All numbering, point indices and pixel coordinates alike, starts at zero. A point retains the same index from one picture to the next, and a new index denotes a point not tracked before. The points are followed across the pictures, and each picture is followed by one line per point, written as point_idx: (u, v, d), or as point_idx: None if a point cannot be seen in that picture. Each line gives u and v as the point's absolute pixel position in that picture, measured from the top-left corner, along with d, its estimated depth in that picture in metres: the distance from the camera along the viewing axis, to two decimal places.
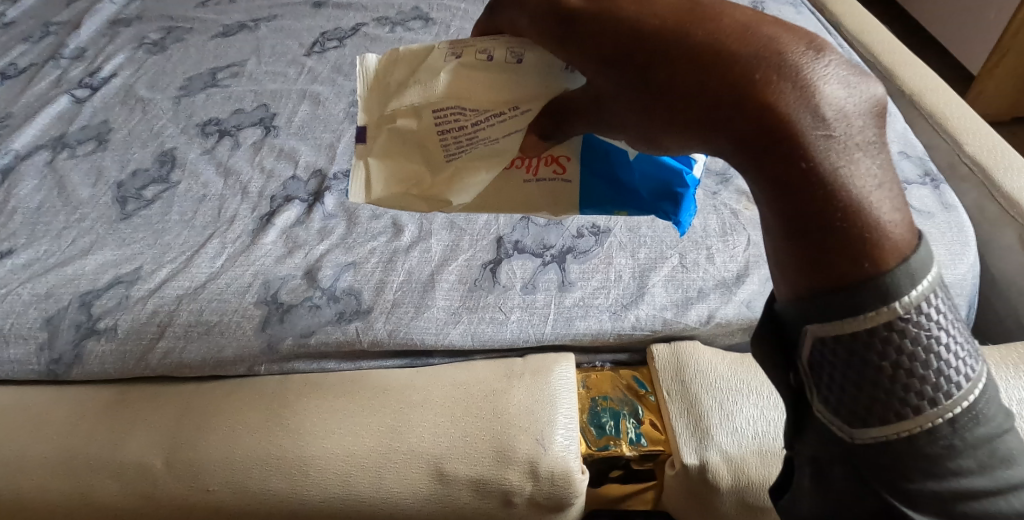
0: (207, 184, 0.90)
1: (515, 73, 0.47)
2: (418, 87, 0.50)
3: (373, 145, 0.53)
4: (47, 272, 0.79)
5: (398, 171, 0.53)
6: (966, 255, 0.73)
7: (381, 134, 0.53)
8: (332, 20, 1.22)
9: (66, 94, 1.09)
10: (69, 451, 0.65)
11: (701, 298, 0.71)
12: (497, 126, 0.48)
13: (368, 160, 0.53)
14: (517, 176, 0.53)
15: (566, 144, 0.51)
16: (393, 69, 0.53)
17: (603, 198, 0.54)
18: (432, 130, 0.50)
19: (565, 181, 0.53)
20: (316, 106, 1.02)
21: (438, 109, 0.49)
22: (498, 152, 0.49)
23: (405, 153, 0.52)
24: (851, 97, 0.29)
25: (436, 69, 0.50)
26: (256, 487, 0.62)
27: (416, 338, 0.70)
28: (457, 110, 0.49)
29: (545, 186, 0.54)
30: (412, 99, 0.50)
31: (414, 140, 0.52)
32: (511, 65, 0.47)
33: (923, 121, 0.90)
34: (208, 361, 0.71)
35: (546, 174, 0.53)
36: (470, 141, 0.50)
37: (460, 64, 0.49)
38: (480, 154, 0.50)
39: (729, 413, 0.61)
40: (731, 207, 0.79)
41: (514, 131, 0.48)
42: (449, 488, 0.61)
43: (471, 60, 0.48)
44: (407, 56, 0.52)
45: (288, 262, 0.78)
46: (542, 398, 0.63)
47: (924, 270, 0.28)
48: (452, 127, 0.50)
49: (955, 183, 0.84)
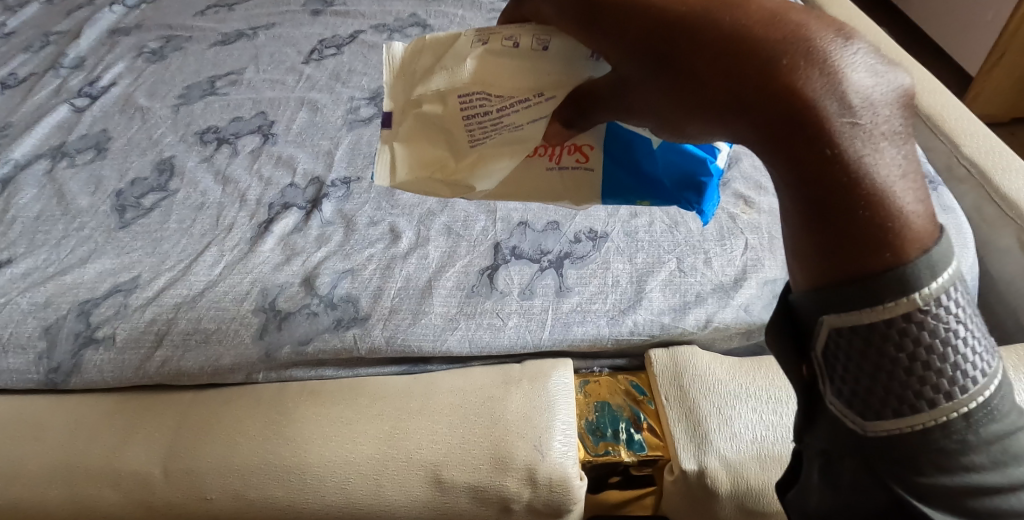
0: (206, 192, 0.90)
1: (541, 60, 0.47)
2: (444, 72, 0.50)
3: (399, 130, 0.53)
4: (47, 280, 0.80)
5: (424, 155, 0.53)
6: (965, 257, 0.72)
7: (407, 119, 0.52)
8: (330, 28, 1.22)
9: (66, 103, 1.10)
10: (67, 461, 0.65)
11: (699, 302, 0.70)
12: (522, 112, 0.48)
13: (393, 145, 0.53)
14: (539, 164, 0.53)
15: (590, 132, 0.51)
16: (419, 56, 0.53)
17: (624, 189, 0.54)
18: (458, 116, 0.50)
19: (587, 170, 0.53)
20: (314, 113, 1.02)
21: (464, 95, 0.50)
22: (522, 139, 0.49)
23: (430, 137, 0.52)
24: (879, 86, 0.28)
25: (462, 55, 0.50)
26: (254, 496, 0.62)
27: (413, 346, 0.70)
28: (482, 96, 0.49)
29: (568, 174, 0.54)
30: (438, 85, 0.50)
31: (439, 125, 0.51)
32: (538, 52, 0.47)
33: (920, 122, 0.90)
34: (205, 369, 0.71)
35: (569, 163, 0.53)
36: (495, 127, 0.50)
37: (486, 50, 0.49)
38: (504, 140, 0.50)
39: (728, 419, 0.61)
40: (729, 211, 0.78)
41: (537, 118, 0.48)
42: (447, 496, 0.61)
43: (497, 47, 0.48)
44: (433, 44, 0.53)
45: (286, 269, 0.78)
46: (539, 404, 0.63)
47: (946, 261, 0.28)
48: (477, 113, 0.50)
49: (953, 185, 0.84)
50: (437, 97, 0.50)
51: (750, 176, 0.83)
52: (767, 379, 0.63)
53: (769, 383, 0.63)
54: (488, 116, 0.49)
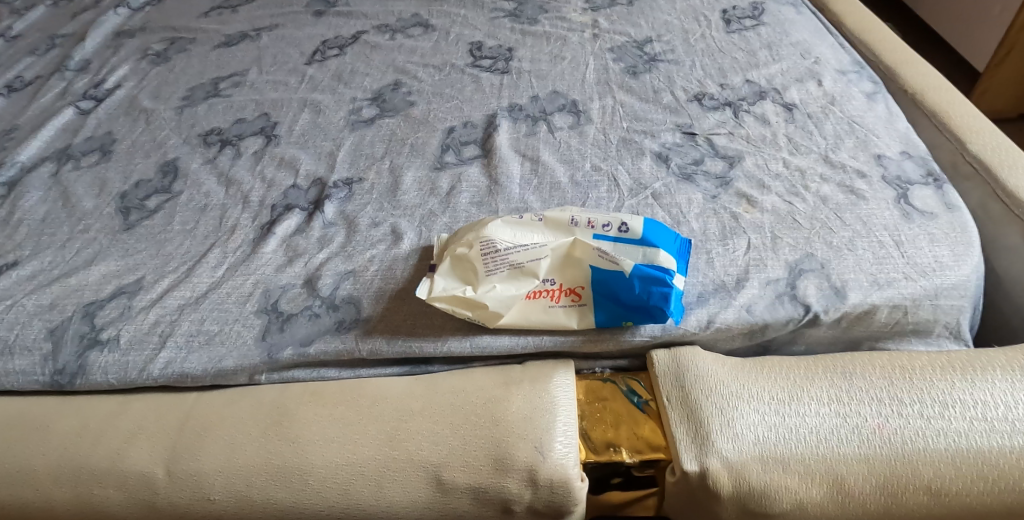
0: (209, 194, 0.90)
1: (538, 226, 0.69)
2: (473, 232, 0.70)
3: (440, 268, 0.69)
4: (53, 282, 0.80)
5: (456, 283, 0.68)
6: (970, 256, 0.71)
7: (446, 262, 0.69)
8: (333, 29, 1.22)
9: (71, 106, 1.11)
10: (72, 462, 0.65)
11: (701, 302, 0.69)
12: (524, 253, 0.67)
13: (435, 277, 0.69)
14: (542, 303, 0.67)
15: (575, 274, 0.66)
16: (457, 234, 0.73)
17: (615, 315, 0.66)
18: (479, 255, 0.67)
19: (581, 306, 0.67)
20: (316, 114, 1.02)
21: (483, 240, 0.68)
22: (523, 273, 0.66)
23: (461, 274, 0.68)
24: None
25: (485, 223, 0.70)
26: (257, 496, 0.62)
27: (415, 347, 0.70)
28: (493, 241, 0.67)
29: (565, 312, 0.67)
30: (469, 237, 0.70)
31: (467, 264, 0.68)
32: (536, 221, 0.69)
33: (926, 121, 0.90)
34: (208, 371, 0.71)
35: (566, 302, 0.67)
36: (501, 263, 0.67)
37: (502, 221, 0.70)
38: (507, 274, 0.67)
39: (730, 420, 0.61)
40: (732, 210, 0.77)
41: (536, 258, 0.66)
42: (448, 497, 0.61)
43: (510, 219, 0.71)
44: (466, 227, 0.73)
45: (288, 270, 0.78)
46: (541, 405, 0.63)
47: None
48: (491, 250, 0.67)
49: (958, 182, 0.83)
50: (467, 245, 0.69)
51: (753, 174, 0.82)
52: (768, 380, 0.63)
53: (771, 384, 0.63)
54: (496, 253, 0.67)
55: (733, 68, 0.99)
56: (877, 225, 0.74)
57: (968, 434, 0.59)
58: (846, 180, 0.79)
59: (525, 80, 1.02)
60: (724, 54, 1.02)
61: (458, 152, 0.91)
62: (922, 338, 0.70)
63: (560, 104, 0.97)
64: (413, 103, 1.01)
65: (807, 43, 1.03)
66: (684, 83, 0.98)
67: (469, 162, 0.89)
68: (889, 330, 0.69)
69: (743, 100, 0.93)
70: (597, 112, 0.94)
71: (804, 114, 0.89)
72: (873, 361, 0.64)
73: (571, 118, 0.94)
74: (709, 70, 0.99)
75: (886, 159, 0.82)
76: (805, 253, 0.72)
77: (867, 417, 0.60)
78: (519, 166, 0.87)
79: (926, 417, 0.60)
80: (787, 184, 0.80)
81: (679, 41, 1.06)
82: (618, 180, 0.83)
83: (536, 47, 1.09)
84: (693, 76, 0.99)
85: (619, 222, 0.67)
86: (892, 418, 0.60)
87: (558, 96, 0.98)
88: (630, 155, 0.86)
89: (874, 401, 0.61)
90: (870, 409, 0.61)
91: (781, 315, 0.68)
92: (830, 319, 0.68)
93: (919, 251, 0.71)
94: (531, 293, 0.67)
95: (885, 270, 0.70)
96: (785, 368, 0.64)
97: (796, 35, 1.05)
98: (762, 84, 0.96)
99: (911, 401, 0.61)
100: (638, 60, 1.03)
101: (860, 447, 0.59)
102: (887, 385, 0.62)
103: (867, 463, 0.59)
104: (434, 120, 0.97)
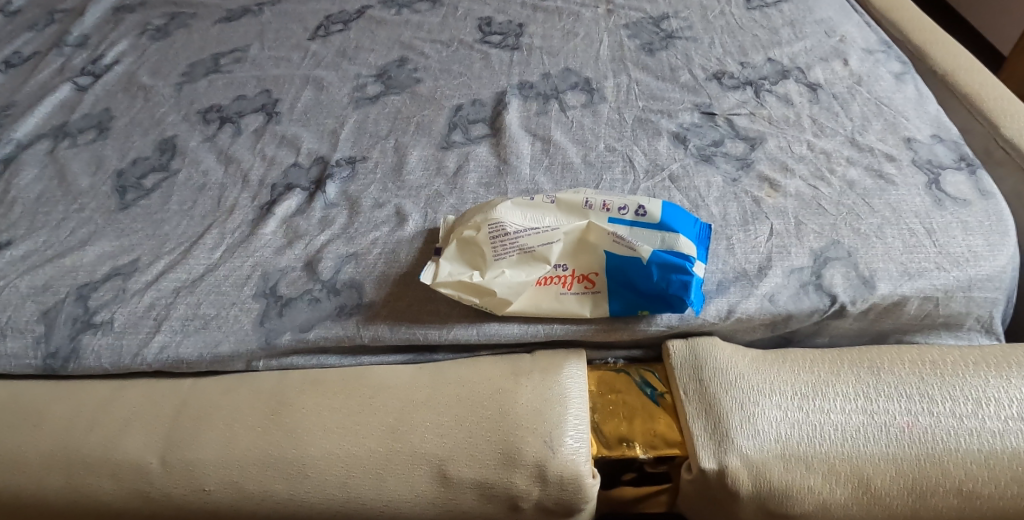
0: (208, 172, 0.87)
1: (549, 208, 0.65)
2: (481, 213, 0.67)
3: (445, 251, 0.66)
4: (46, 263, 0.77)
5: (462, 268, 0.64)
6: (1005, 246, 0.67)
7: (452, 245, 0.66)
8: (337, 3, 1.18)
9: (69, 82, 1.07)
10: (66, 449, 0.63)
11: (720, 291, 0.65)
12: (534, 237, 0.63)
13: (441, 260, 0.65)
14: (553, 290, 0.64)
15: (588, 260, 0.63)
16: (465, 215, 0.70)
17: (630, 304, 0.63)
18: (487, 239, 0.64)
19: (594, 294, 0.64)
20: (319, 91, 0.98)
21: (491, 223, 0.64)
22: (533, 258, 0.63)
23: (468, 258, 0.65)
24: None
25: (494, 205, 0.67)
26: (254, 488, 0.59)
27: (419, 334, 0.67)
28: (502, 224, 0.64)
29: (577, 300, 0.64)
30: (476, 219, 0.66)
31: (473, 247, 0.65)
32: (547, 202, 0.66)
33: (957, 103, 0.85)
34: (204, 357, 0.68)
35: (578, 289, 0.64)
36: (510, 248, 0.63)
37: (512, 202, 0.67)
38: (517, 259, 0.63)
39: (751, 416, 0.57)
40: (753, 195, 0.73)
41: (547, 242, 0.63)
42: (453, 493, 0.58)
43: (521, 200, 0.67)
44: (474, 207, 0.70)
45: (288, 253, 0.75)
46: (551, 398, 0.60)
47: None
48: (499, 234, 0.63)
49: (991, 169, 0.79)
50: (474, 227, 0.65)
51: (776, 157, 0.78)
52: (791, 374, 0.60)
53: (795, 379, 0.59)
54: (505, 237, 0.63)
55: (754, 45, 0.95)
56: (906, 211, 0.70)
57: (1004, 435, 0.56)
58: (874, 164, 0.75)
59: (537, 56, 0.98)
60: (745, 32, 0.98)
61: (466, 131, 0.88)
62: (952, 331, 0.66)
63: (572, 82, 0.93)
64: (419, 80, 0.97)
65: (832, 20, 0.98)
66: (702, 61, 0.93)
67: (477, 142, 0.86)
68: (918, 323, 0.65)
69: (764, 79, 0.89)
70: (612, 90, 0.90)
71: (829, 95, 0.85)
72: (903, 355, 0.61)
73: (584, 97, 0.90)
74: (729, 48, 0.95)
75: (916, 143, 0.78)
76: (830, 240, 0.68)
77: (895, 415, 0.57)
78: (530, 145, 0.83)
79: (959, 416, 0.57)
80: (811, 167, 0.76)
81: (697, 17, 1.02)
82: (633, 161, 0.79)
83: (548, 23, 1.05)
84: (712, 54, 0.94)
85: (636, 206, 0.64)
86: (922, 416, 0.57)
87: (570, 73, 0.94)
88: (646, 135, 0.83)
89: (904, 398, 0.58)
90: (899, 406, 0.57)
91: (805, 306, 0.64)
92: (857, 310, 0.64)
93: (951, 239, 0.67)
94: (542, 279, 0.63)
95: (916, 259, 0.66)
96: (809, 362, 0.61)
97: (820, 12, 1.00)
98: (785, 63, 0.91)
99: (943, 398, 0.58)
100: (655, 36, 0.99)
101: (888, 447, 0.56)
102: (918, 382, 0.59)
103: (895, 463, 0.55)
104: (441, 98, 0.94)
